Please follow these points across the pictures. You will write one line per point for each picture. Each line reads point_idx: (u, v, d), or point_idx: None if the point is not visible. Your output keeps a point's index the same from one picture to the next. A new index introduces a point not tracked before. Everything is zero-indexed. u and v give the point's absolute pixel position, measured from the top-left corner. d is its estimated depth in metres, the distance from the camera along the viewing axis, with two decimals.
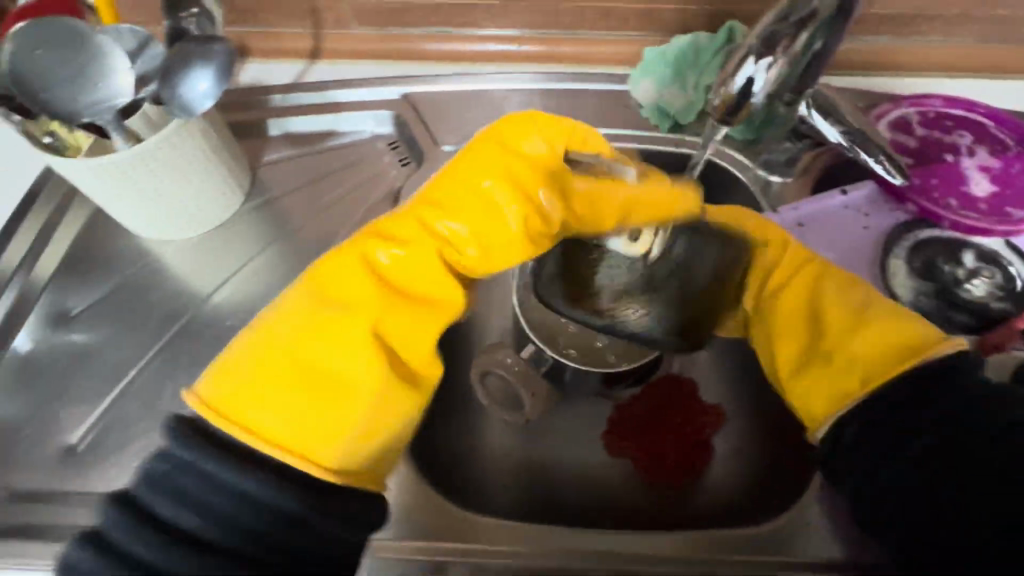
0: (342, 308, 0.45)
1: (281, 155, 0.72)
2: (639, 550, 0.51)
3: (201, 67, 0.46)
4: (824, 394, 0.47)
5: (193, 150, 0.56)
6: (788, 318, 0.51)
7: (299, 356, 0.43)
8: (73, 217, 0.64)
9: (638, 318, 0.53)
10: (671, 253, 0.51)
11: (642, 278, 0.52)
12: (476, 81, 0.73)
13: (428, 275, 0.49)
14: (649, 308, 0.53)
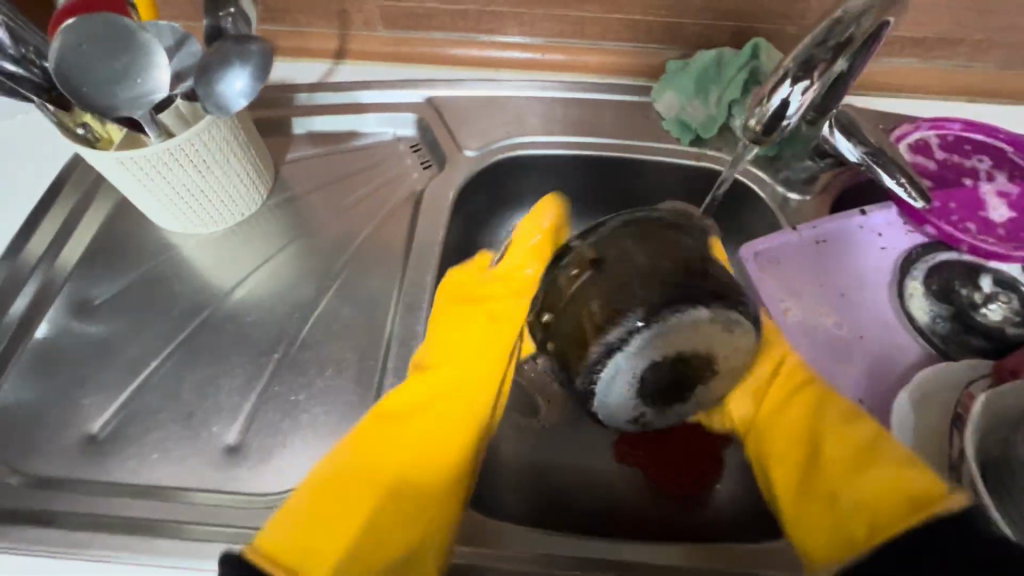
0: (372, 445, 0.48)
1: (304, 153, 0.72)
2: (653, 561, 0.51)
3: (237, 67, 0.46)
4: (829, 538, 0.44)
5: (223, 145, 0.57)
6: (787, 439, 0.50)
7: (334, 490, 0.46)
8: (99, 208, 0.65)
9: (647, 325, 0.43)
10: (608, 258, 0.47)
11: (602, 291, 0.46)
12: (500, 89, 0.74)
13: (433, 406, 0.51)
14: (632, 297, 0.44)
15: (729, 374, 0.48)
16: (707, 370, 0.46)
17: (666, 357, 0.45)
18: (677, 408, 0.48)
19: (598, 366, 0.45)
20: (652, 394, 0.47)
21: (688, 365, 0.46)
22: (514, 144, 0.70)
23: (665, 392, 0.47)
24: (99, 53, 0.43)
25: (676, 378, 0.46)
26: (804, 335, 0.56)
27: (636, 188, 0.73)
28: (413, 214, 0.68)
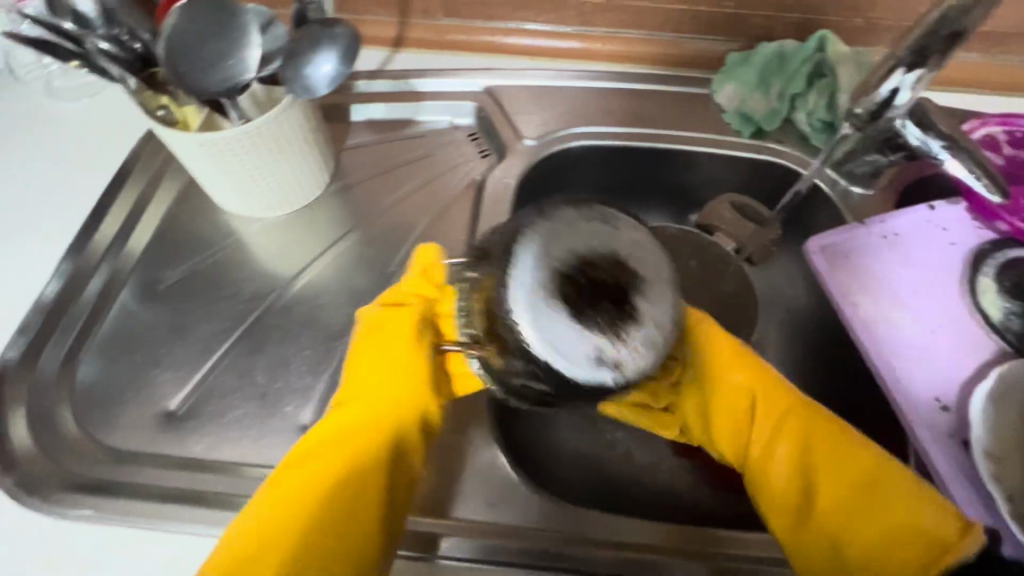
0: (297, 492, 0.44)
1: (362, 139, 0.73)
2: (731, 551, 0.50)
3: (326, 50, 0.47)
4: None
5: (297, 129, 0.57)
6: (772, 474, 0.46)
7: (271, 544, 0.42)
8: (166, 192, 0.66)
9: (559, 331, 0.34)
10: (501, 259, 0.37)
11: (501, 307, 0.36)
12: (558, 79, 0.74)
13: (372, 432, 0.47)
14: (532, 294, 0.35)
15: (649, 265, 0.36)
16: (627, 271, 0.35)
17: (569, 272, 0.35)
18: (638, 329, 0.35)
19: (514, 330, 0.35)
20: (592, 319, 0.35)
21: (606, 272, 0.35)
22: (573, 134, 0.70)
23: (596, 308, 0.35)
24: (201, 33, 0.45)
25: (600, 294, 0.35)
26: (874, 331, 0.55)
27: (693, 181, 0.73)
28: (473, 202, 0.68)
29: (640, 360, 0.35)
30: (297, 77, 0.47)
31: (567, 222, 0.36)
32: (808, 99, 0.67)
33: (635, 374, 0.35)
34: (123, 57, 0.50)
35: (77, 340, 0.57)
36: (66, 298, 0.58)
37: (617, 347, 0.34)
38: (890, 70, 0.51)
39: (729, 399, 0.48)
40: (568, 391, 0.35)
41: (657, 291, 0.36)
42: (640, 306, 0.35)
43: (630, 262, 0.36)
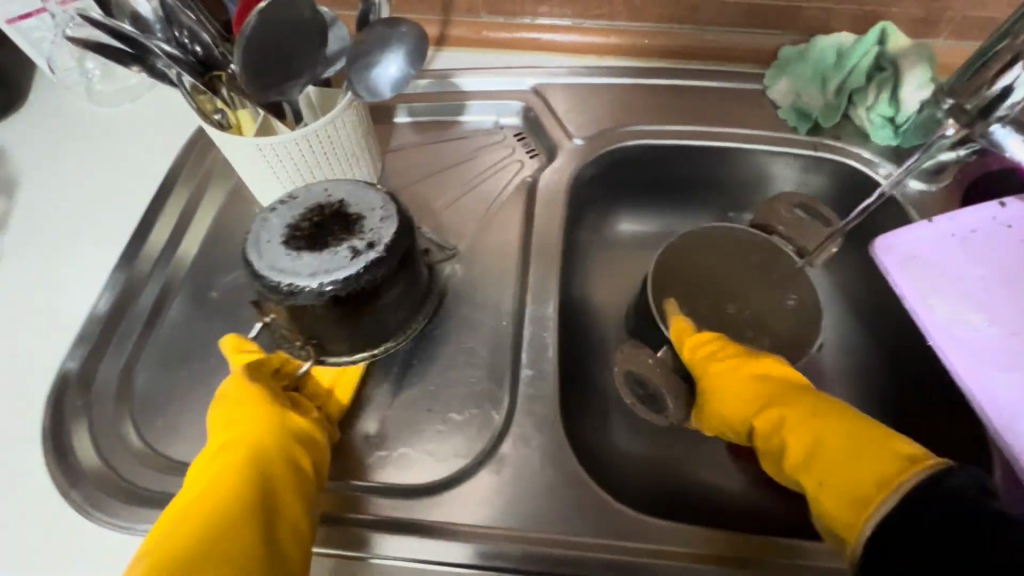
0: (198, 511, 0.42)
1: (407, 140, 0.71)
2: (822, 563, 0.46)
3: (393, 54, 0.46)
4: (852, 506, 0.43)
5: (352, 133, 0.56)
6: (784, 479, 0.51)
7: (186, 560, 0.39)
8: (212, 198, 0.65)
9: (377, 236, 0.47)
10: (293, 244, 0.47)
11: (315, 265, 0.46)
12: (605, 77, 0.72)
13: (242, 452, 0.45)
14: (275, 259, 0.46)
15: (349, 192, 0.50)
16: (331, 206, 0.49)
17: (285, 236, 0.47)
18: (369, 217, 0.48)
19: (330, 277, 0.45)
20: (326, 241, 0.47)
21: (317, 215, 0.48)
22: (623, 133, 0.68)
23: (321, 234, 0.47)
24: (276, 44, 0.42)
25: (323, 224, 0.47)
26: (951, 333, 0.54)
27: (745, 179, 0.71)
28: (524, 203, 0.66)
29: (380, 231, 0.47)
30: (363, 79, 0.46)
31: (276, 215, 0.48)
32: (868, 93, 0.65)
33: (387, 240, 0.47)
34: (184, 58, 0.49)
35: (134, 349, 0.57)
36: (122, 308, 0.58)
37: (360, 238, 0.47)
38: (1006, 65, 0.51)
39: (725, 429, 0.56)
40: (378, 278, 0.47)
41: (360, 197, 0.49)
42: (353, 213, 0.48)
43: (336, 199, 0.49)
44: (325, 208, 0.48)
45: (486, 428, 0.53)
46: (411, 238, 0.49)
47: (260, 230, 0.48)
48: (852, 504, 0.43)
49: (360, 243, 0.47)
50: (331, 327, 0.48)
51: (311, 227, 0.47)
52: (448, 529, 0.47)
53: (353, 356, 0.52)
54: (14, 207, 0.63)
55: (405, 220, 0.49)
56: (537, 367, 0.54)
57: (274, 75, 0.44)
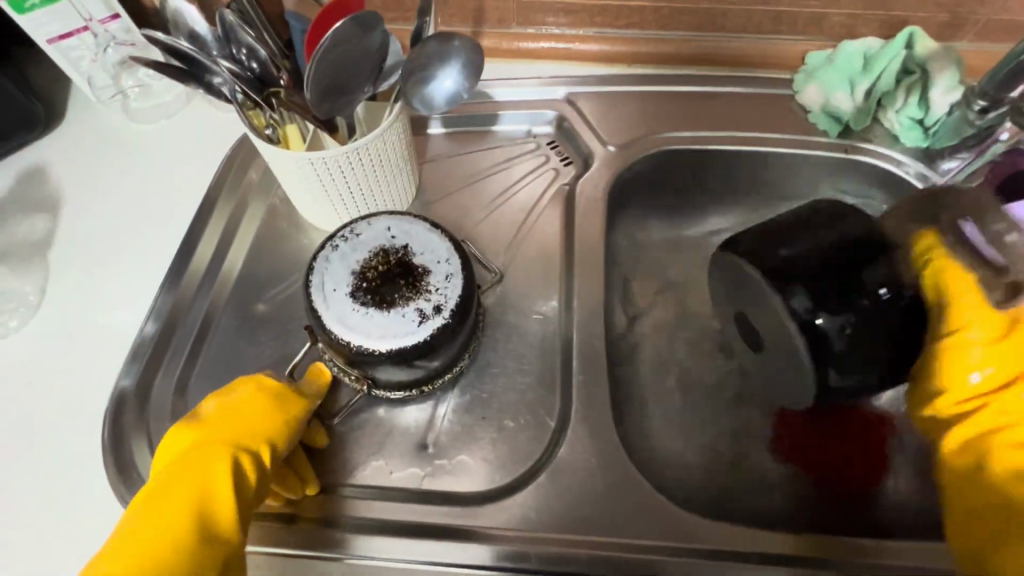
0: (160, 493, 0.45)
1: (442, 150, 0.72)
2: (873, 560, 0.47)
3: (452, 69, 0.48)
4: None
5: (395, 144, 0.57)
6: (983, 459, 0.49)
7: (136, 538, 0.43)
8: (253, 212, 0.66)
9: (442, 294, 0.48)
10: (360, 293, 0.48)
11: (380, 321, 0.47)
12: (634, 85, 0.73)
13: (214, 447, 0.47)
14: (339, 310, 0.48)
15: (413, 234, 0.51)
16: (396, 251, 0.50)
17: (352, 286, 0.48)
18: (432, 276, 0.49)
19: (395, 338, 0.47)
20: (392, 297, 0.48)
21: (382, 262, 0.50)
22: (656, 140, 0.69)
23: (389, 285, 0.48)
24: (342, 71, 0.44)
25: (388, 278, 0.49)
26: None
27: (778, 181, 0.72)
28: (562, 212, 0.67)
29: (445, 292, 0.49)
30: (423, 96, 0.49)
31: (340, 256, 0.50)
32: (896, 97, 0.66)
33: (453, 303, 0.48)
34: (243, 74, 0.49)
35: (187, 363, 0.57)
36: (172, 322, 0.58)
37: (425, 297, 0.48)
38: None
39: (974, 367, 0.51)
40: (442, 333, 0.48)
41: (424, 246, 0.50)
42: (418, 264, 0.49)
43: (400, 244, 0.50)
44: (393, 258, 0.50)
45: (541, 434, 0.54)
46: (473, 293, 0.51)
47: (326, 272, 0.49)
48: None
49: (426, 301, 0.48)
50: (391, 373, 0.50)
51: (380, 280, 0.49)
52: (513, 541, 0.48)
53: (400, 393, 0.53)
54: (57, 225, 0.64)
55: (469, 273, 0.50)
56: (590, 373, 0.55)
57: (340, 98, 0.46)
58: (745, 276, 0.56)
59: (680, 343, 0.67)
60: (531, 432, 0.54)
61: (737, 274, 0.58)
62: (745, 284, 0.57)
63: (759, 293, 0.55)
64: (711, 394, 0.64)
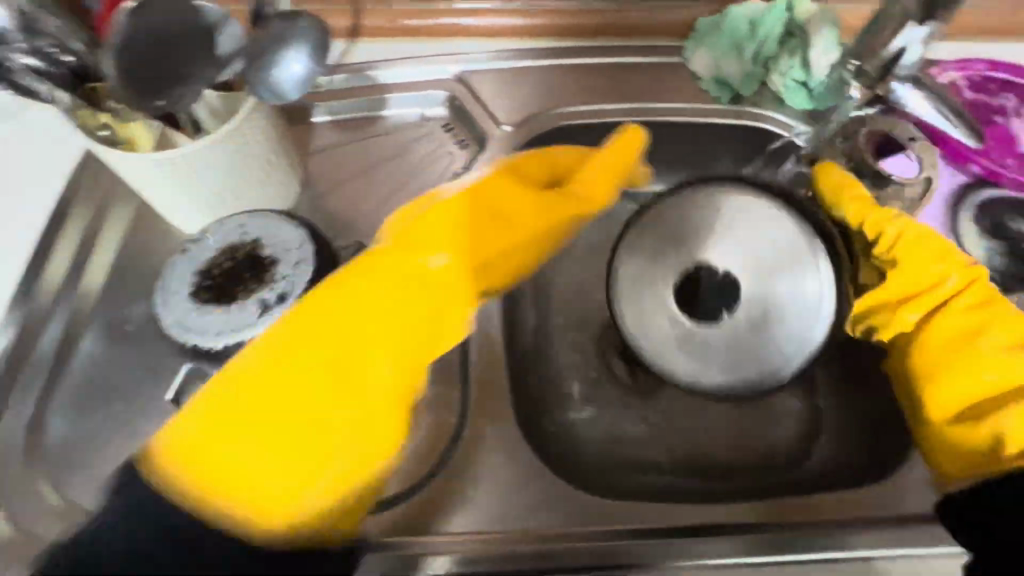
0: (307, 324, 0.43)
1: (330, 141, 0.68)
2: (753, 519, 0.50)
3: (296, 49, 0.42)
4: (966, 453, 0.48)
5: (264, 138, 0.53)
6: (950, 358, 0.50)
7: (282, 372, 0.42)
8: (114, 224, 0.58)
9: (291, 285, 0.48)
10: (203, 289, 0.49)
11: (225, 311, 0.48)
12: (529, 58, 0.70)
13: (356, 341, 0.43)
14: (183, 313, 0.48)
15: (264, 228, 0.50)
16: (246, 246, 0.50)
17: (193, 285, 0.49)
18: (279, 267, 0.49)
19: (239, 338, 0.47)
20: (235, 291, 0.48)
21: (231, 258, 0.50)
22: (551, 115, 0.67)
23: (234, 282, 0.49)
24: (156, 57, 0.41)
25: (234, 273, 0.49)
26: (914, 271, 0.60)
27: (676, 152, 0.72)
28: None
29: (293, 283, 0.48)
30: (268, 77, 0.42)
31: (188, 255, 0.50)
32: (782, 60, 0.66)
33: (298, 292, 0.48)
34: (55, 72, 0.46)
35: (45, 397, 0.53)
36: (26, 352, 0.53)
37: (268, 290, 0.48)
38: (903, 25, 0.49)
39: (930, 268, 0.52)
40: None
41: (274, 235, 0.50)
42: (267, 255, 0.49)
43: (250, 237, 0.50)
44: (242, 253, 0.50)
45: (441, 434, 0.53)
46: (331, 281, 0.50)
47: (176, 273, 0.49)
48: (958, 454, 0.49)
49: (272, 289, 0.48)
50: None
51: (228, 275, 0.49)
52: (412, 544, 0.47)
53: None
54: None
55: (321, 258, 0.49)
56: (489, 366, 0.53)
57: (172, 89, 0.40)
58: (732, 213, 0.56)
59: (588, 323, 0.66)
60: (432, 433, 0.53)
61: (715, 219, 0.56)
62: (735, 227, 0.56)
63: (778, 248, 0.55)
64: (621, 372, 0.64)
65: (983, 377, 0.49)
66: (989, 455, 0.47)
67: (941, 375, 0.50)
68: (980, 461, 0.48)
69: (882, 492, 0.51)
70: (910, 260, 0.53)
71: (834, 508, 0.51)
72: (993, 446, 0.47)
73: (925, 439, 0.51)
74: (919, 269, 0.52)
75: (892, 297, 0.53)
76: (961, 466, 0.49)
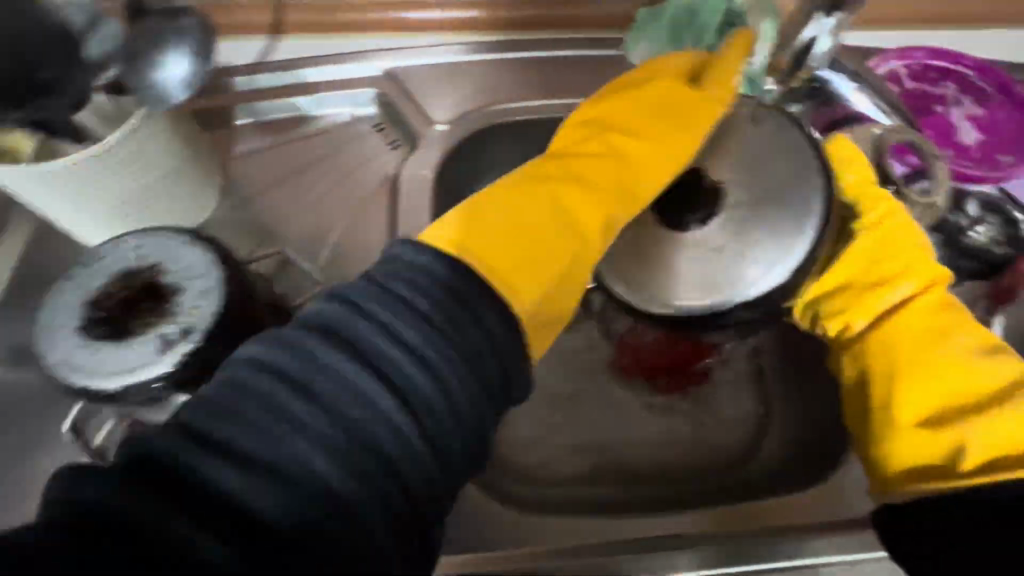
0: (531, 186, 0.47)
1: (253, 146, 0.65)
2: (682, 530, 0.49)
3: (176, 51, 0.40)
4: (923, 461, 0.42)
5: (161, 144, 0.50)
6: (911, 362, 0.44)
7: (525, 204, 0.45)
8: (17, 238, 0.57)
9: (194, 315, 0.42)
10: (93, 324, 0.42)
11: (117, 352, 0.41)
12: (462, 53, 0.67)
13: (603, 180, 0.48)
14: (69, 352, 0.42)
15: (164, 250, 0.44)
16: (142, 271, 0.44)
17: (81, 321, 0.42)
18: (181, 294, 0.43)
19: (133, 380, 0.40)
20: (130, 324, 0.42)
21: (125, 286, 0.43)
22: (484, 112, 0.65)
23: (129, 315, 0.42)
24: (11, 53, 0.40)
25: (128, 304, 0.43)
26: None
27: None
28: (389, 202, 0.62)
29: (196, 312, 0.42)
30: (147, 81, 0.39)
31: (76, 284, 0.44)
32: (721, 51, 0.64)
33: (203, 324, 0.42)
34: None
35: None
36: None
37: (167, 323, 0.42)
38: (810, 16, 0.46)
39: (904, 254, 0.46)
40: (199, 368, 0.42)
41: (176, 259, 0.44)
42: (167, 282, 0.43)
43: (147, 262, 0.44)
44: (139, 282, 0.44)
45: None
46: (243, 307, 0.44)
47: (64, 304, 0.43)
48: (914, 463, 0.42)
49: (172, 321, 0.42)
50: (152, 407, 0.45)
51: (123, 306, 0.43)
52: None
53: None
54: None
55: (229, 291, 0.43)
56: None
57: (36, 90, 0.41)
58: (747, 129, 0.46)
59: None
60: None
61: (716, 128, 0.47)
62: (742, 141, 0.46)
63: (783, 206, 0.43)
64: (563, 377, 0.62)
65: (949, 384, 0.43)
66: (951, 468, 0.41)
67: (896, 377, 0.45)
68: (939, 474, 0.41)
69: (817, 497, 0.50)
70: (887, 243, 0.46)
71: (768, 515, 0.49)
72: (947, 460, 0.41)
73: (872, 446, 0.44)
74: (896, 256, 0.46)
75: (856, 282, 0.47)
76: (909, 476, 0.42)
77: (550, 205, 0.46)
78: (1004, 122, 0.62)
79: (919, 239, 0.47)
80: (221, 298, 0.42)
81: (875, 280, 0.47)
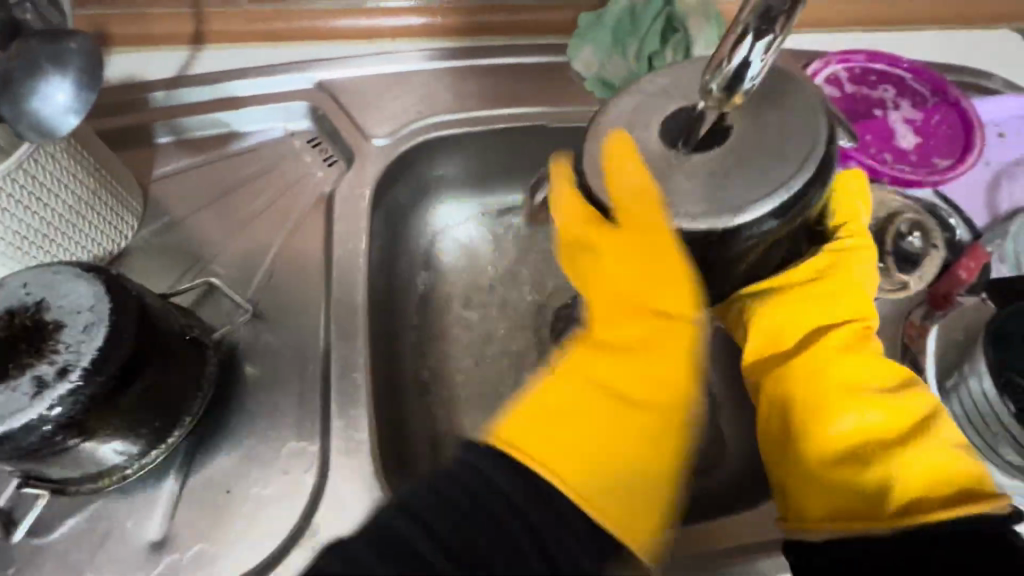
0: (586, 377, 0.40)
1: (175, 166, 0.61)
2: None
3: (57, 77, 0.39)
4: (834, 500, 0.41)
5: (56, 174, 0.47)
6: (830, 394, 0.44)
7: (581, 406, 0.39)
8: None
9: (78, 353, 0.40)
10: None
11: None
12: (399, 63, 0.64)
13: (638, 349, 0.40)
14: None
15: (47, 282, 0.42)
16: (20, 306, 0.41)
17: None
18: (63, 332, 0.40)
19: (10, 426, 0.38)
20: (9, 366, 0.39)
21: (3, 324, 0.41)
22: (422, 126, 0.62)
23: (5, 354, 0.40)
24: None
25: (7, 344, 0.40)
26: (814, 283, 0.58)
27: None
28: (324, 223, 0.59)
29: (82, 350, 0.40)
30: (27, 110, 0.38)
31: None
32: (665, 56, 0.61)
33: (87, 360, 0.39)
34: None
35: None
36: None
37: (46, 361, 0.39)
38: (738, 35, 0.36)
39: (846, 279, 0.47)
40: (90, 404, 0.40)
41: (61, 292, 0.42)
42: (50, 319, 0.41)
43: (26, 296, 0.41)
44: (15, 317, 0.41)
45: (299, 492, 0.49)
46: (136, 337, 0.42)
47: None
48: (830, 502, 0.41)
49: (52, 358, 0.39)
50: (54, 457, 0.42)
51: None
52: None
53: (96, 485, 0.46)
54: None
55: (123, 319, 0.41)
56: (348, 417, 0.50)
57: None
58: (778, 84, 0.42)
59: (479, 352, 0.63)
60: (292, 497, 0.48)
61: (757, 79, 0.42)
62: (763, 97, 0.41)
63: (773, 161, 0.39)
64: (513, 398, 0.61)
65: (865, 418, 0.43)
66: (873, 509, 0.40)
67: (822, 411, 0.43)
68: (858, 516, 0.40)
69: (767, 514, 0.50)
70: (844, 268, 0.47)
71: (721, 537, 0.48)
72: (875, 495, 0.40)
73: (801, 484, 0.43)
74: (840, 282, 0.47)
75: (794, 296, 0.47)
76: (832, 514, 0.41)
77: (609, 407, 0.39)
78: (942, 125, 0.63)
79: (871, 268, 0.48)
80: (109, 334, 0.40)
81: (814, 297, 0.47)
